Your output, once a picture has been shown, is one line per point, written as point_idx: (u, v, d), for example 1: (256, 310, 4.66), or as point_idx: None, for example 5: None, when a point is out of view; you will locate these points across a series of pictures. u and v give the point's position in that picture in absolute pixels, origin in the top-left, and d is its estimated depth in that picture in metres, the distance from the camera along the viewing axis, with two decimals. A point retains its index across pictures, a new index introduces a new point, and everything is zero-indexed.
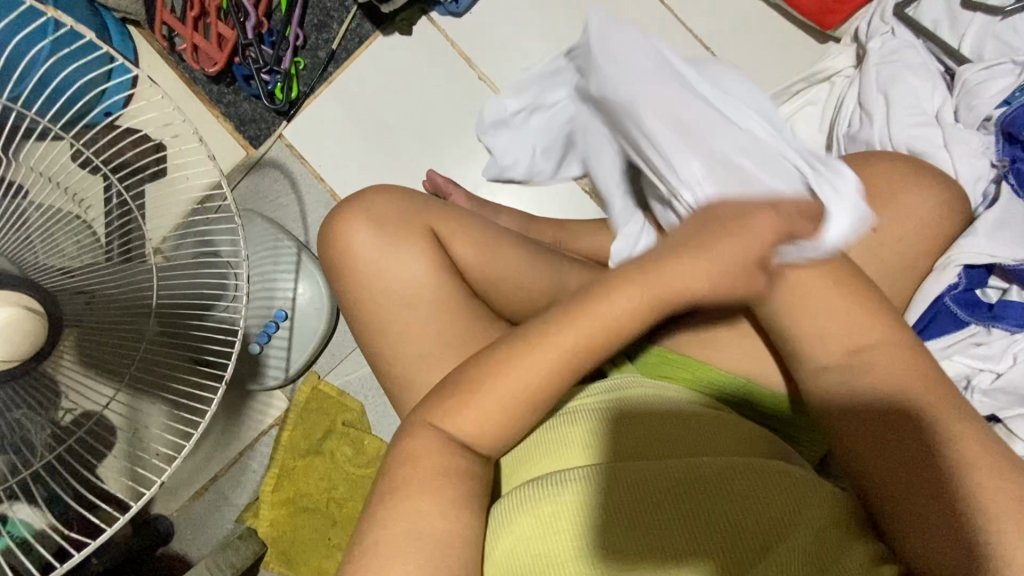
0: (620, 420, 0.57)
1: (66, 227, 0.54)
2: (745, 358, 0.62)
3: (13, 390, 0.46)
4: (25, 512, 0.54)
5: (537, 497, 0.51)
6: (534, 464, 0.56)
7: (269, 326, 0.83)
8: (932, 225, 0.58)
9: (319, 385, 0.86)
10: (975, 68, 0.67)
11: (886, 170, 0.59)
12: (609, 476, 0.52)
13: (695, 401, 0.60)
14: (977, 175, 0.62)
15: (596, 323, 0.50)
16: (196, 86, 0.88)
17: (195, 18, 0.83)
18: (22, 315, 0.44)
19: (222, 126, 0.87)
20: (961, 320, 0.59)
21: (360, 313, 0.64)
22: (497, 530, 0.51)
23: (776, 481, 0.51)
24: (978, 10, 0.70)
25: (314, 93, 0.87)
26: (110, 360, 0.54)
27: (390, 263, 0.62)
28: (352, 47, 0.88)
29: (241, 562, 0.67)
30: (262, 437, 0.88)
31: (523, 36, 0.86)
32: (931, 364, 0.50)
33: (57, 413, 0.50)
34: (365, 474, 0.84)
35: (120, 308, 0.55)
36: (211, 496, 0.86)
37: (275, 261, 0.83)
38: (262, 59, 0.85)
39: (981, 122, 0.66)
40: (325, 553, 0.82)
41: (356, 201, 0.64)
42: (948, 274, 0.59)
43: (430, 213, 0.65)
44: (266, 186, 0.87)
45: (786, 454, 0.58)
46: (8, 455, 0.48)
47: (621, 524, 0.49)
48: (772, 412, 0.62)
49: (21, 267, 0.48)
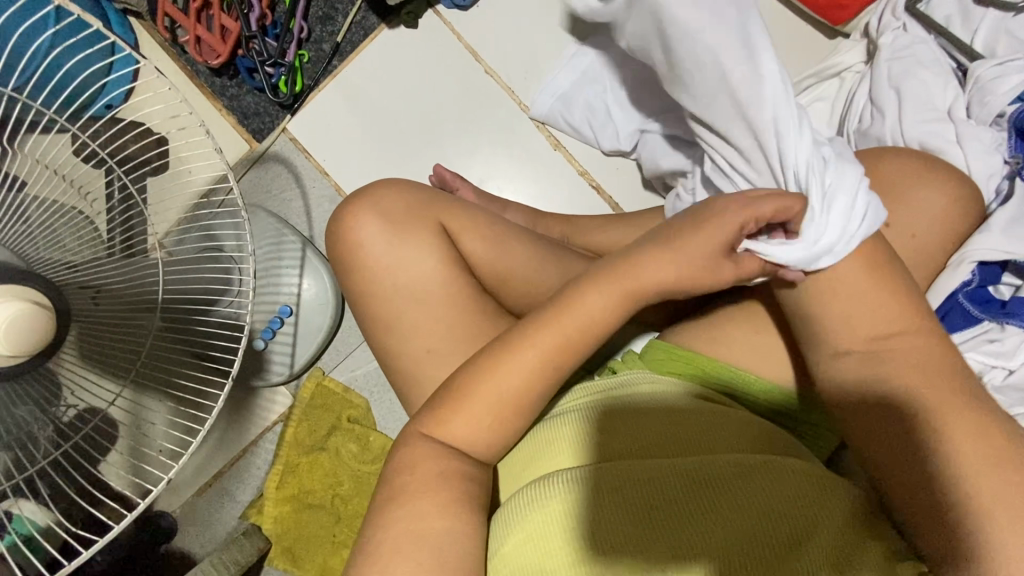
0: (625, 417, 0.57)
1: (68, 220, 0.53)
2: (756, 355, 0.62)
3: (17, 385, 0.45)
4: (31, 509, 0.53)
5: (543, 495, 0.51)
6: (539, 462, 0.56)
7: (273, 322, 0.82)
8: (944, 222, 0.58)
9: (324, 382, 0.85)
10: (986, 64, 0.67)
11: (900, 167, 0.59)
12: (615, 473, 0.52)
13: (703, 397, 0.60)
14: (991, 172, 0.62)
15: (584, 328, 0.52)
16: (198, 79, 0.87)
17: (198, 9, 0.82)
18: (27, 311, 0.42)
19: (225, 119, 0.86)
20: (974, 317, 0.59)
21: (368, 308, 0.63)
22: (506, 529, 0.51)
23: (788, 476, 0.51)
24: (991, 6, 0.70)
25: (318, 86, 0.86)
26: (115, 356, 0.54)
27: (399, 259, 0.62)
28: (357, 40, 0.87)
29: (246, 560, 0.66)
30: (266, 433, 0.87)
31: (530, 29, 0.86)
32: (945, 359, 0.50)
33: (60, 410, 0.50)
34: (371, 471, 0.84)
35: (125, 303, 0.54)
36: (214, 493, 0.85)
37: (279, 256, 0.82)
38: (266, 52, 0.84)
39: (994, 119, 0.65)
40: (330, 550, 0.82)
41: (362, 197, 0.63)
42: (961, 271, 0.59)
43: (439, 207, 0.64)
44: (270, 181, 0.86)
45: (796, 449, 0.58)
46: (13, 451, 0.47)
47: (630, 521, 0.49)
48: (783, 409, 0.62)
49: (26, 261, 0.48)
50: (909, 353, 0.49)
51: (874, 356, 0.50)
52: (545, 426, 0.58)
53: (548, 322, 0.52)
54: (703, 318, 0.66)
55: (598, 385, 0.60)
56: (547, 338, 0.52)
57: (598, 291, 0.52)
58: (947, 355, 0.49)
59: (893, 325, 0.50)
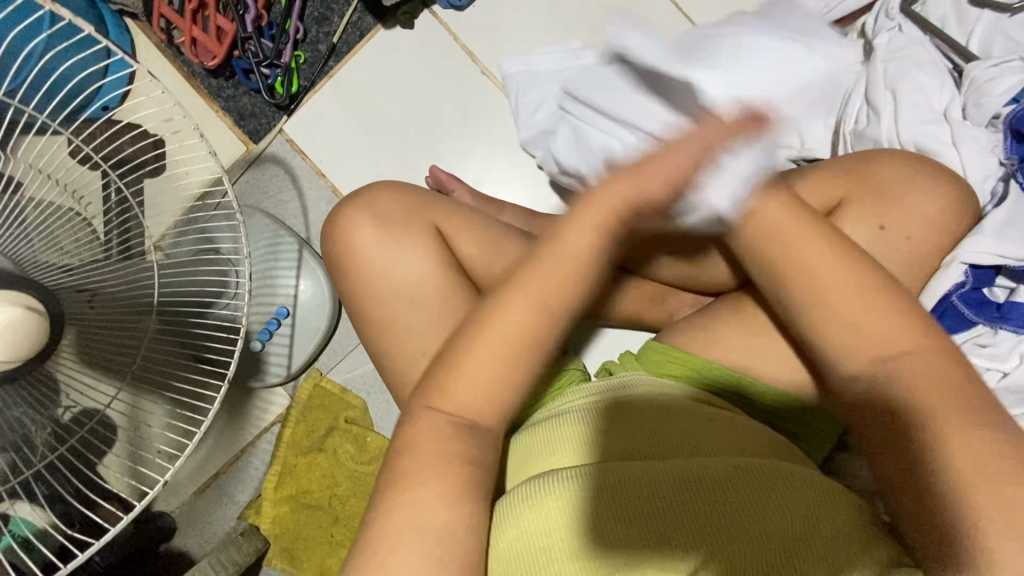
0: (619, 419, 0.57)
1: (66, 223, 0.53)
2: (753, 357, 0.62)
3: (13, 388, 0.46)
4: (26, 511, 0.54)
5: (535, 494, 0.52)
6: (532, 463, 0.57)
7: (270, 324, 0.82)
8: (942, 225, 0.60)
9: (321, 383, 0.86)
10: (983, 65, 0.66)
11: (893, 172, 0.60)
12: (608, 474, 0.52)
13: (697, 397, 0.60)
14: (986, 174, 0.63)
15: (549, 279, 0.51)
16: (195, 80, 0.87)
17: (193, 11, 0.82)
18: (25, 317, 0.43)
19: (221, 120, 0.86)
20: (969, 320, 0.61)
21: (363, 310, 0.63)
22: (499, 525, 0.52)
23: (784, 478, 0.51)
24: (987, 6, 0.70)
25: (314, 88, 0.86)
26: (112, 359, 0.54)
27: (393, 260, 0.62)
28: (353, 40, 0.87)
29: (243, 560, 0.65)
30: (264, 434, 0.87)
31: (526, 29, 0.86)
32: (932, 358, 0.50)
33: (57, 411, 0.50)
34: (368, 471, 0.84)
35: (122, 306, 0.55)
36: (213, 494, 0.86)
37: (277, 258, 0.82)
38: (262, 53, 0.84)
39: (990, 120, 0.65)
40: (328, 551, 0.82)
41: (359, 198, 0.64)
42: (953, 273, 0.60)
43: (434, 210, 0.65)
44: (267, 182, 0.86)
45: (793, 453, 0.57)
46: (8, 453, 0.47)
47: (621, 522, 0.50)
48: (780, 412, 0.62)
49: (21, 264, 0.48)
50: (887, 356, 0.51)
51: (854, 356, 0.52)
52: (541, 427, 0.59)
53: (534, 283, 0.51)
54: (700, 319, 0.66)
55: (593, 386, 0.61)
56: (535, 304, 0.51)
57: (577, 232, 0.52)
58: (934, 347, 0.50)
59: (866, 315, 0.52)
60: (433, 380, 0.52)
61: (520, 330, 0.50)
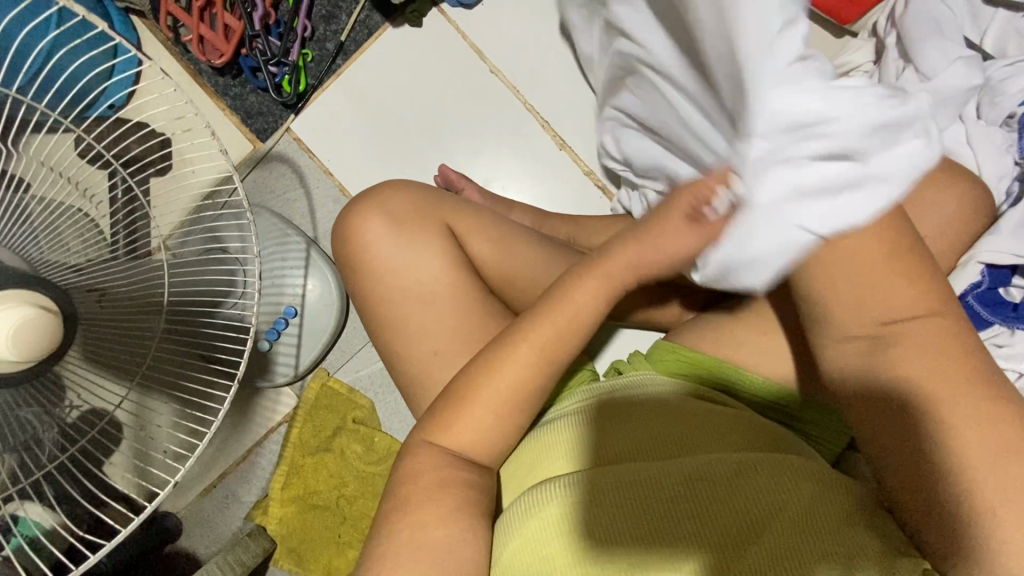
0: (629, 420, 0.57)
1: (72, 221, 0.52)
2: (766, 356, 0.62)
3: (22, 388, 0.45)
4: (36, 511, 0.54)
5: (546, 495, 0.52)
6: (543, 464, 0.57)
7: (278, 323, 0.82)
8: (958, 224, 0.60)
9: (328, 382, 0.85)
10: (999, 64, 0.66)
11: None
12: (619, 475, 0.52)
13: (707, 397, 0.60)
14: (1001, 174, 0.64)
15: (565, 319, 0.53)
16: (201, 79, 0.86)
17: (200, 9, 0.82)
18: (38, 317, 0.42)
19: (228, 119, 0.86)
20: (985, 320, 0.61)
21: (374, 309, 0.63)
22: (511, 528, 0.51)
23: (799, 478, 0.51)
24: (1000, 6, 0.70)
25: (322, 86, 0.86)
26: (120, 358, 0.53)
27: (405, 260, 0.61)
28: (361, 38, 0.87)
29: (251, 561, 0.65)
30: (271, 434, 0.87)
31: (534, 28, 0.85)
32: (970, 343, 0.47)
33: (64, 410, 0.49)
34: (376, 472, 0.84)
35: (130, 305, 0.54)
36: (219, 494, 0.85)
37: (285, 257, 0.82)
38: (270, 51, 0.83)
39: (1004, 120, 0.65)
40: (336, 551, 0.82)
41: (370, 197, 0.63)
42: (970, 271, 0.62)
43: (445, 209, 0.64)
44: (274, 181, 0.86)
45: (806, 452, 0.57)
46: (17, 453, 0.47)
47: (633, 523, 0.49)
48: (792, 412, 0.61)
49: (31, 262, 0.47)
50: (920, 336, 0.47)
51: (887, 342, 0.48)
52: (549, 427, 0.58)
53: (543, 327, 0.53)
54: (712, 319, 0.65)
55: (602, 386, 0.61)
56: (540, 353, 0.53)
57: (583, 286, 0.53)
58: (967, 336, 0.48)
59: (919, 297, 0.47)
60: (433, 409, 0.54)
61: (522, 381, 0.53)
